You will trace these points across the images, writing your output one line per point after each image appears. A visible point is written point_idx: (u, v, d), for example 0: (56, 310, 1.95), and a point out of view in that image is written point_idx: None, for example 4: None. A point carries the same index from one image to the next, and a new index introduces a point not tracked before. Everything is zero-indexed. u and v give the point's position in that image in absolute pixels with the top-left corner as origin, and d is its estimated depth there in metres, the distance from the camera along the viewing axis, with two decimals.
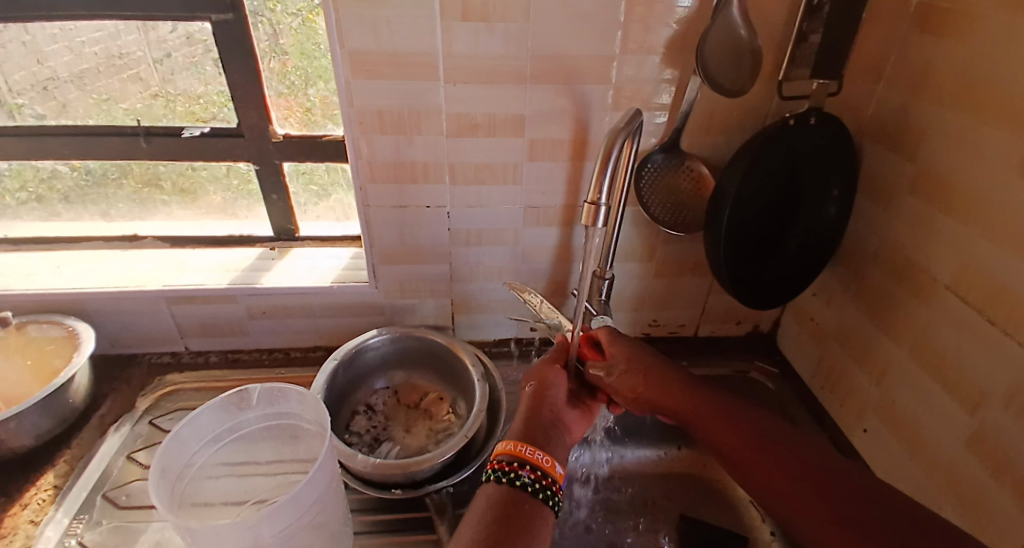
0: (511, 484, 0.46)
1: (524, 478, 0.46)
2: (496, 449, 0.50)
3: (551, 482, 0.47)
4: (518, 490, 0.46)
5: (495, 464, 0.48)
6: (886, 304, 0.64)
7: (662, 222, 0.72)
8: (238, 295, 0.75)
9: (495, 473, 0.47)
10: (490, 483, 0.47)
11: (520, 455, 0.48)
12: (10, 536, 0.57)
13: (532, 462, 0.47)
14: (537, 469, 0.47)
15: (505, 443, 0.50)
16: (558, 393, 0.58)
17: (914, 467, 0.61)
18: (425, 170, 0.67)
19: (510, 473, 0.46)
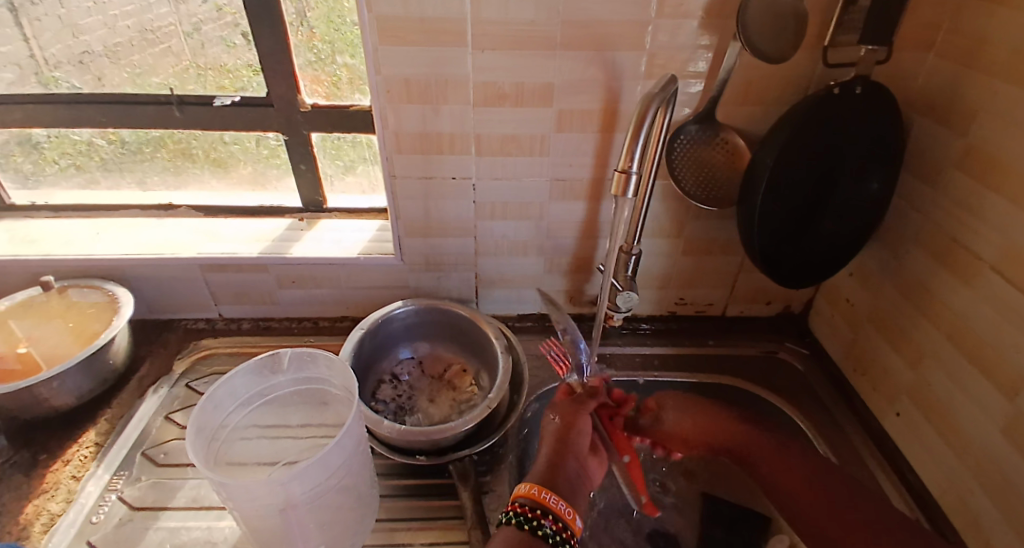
0: (533, 532, 0.46)
1: (546, 528, 0.46)
2: (518, 491, 0.50)
3: (570, 534, 0.47)
4: (539, 539, 0.46)
5: (518, 509, 0.48)
6: (925, 286, 0.61)
7: (693, 197, 0.70)
8: (269, 265, 0.77)
9: (518, 518, 0.47)
10: (511, 528, 0.47)
11: (542, 502, 0.48)
12: (53, 490, 0.61)
13: (554, 511, 0.48)
14: (559, 520, 0.48)
15: (527, 485, 0.50)
16: (582, 441, 0.58)
17: (947, 453, 0.59)
18: (452, 142, 0.66)
19: (533, 521, 0.47)
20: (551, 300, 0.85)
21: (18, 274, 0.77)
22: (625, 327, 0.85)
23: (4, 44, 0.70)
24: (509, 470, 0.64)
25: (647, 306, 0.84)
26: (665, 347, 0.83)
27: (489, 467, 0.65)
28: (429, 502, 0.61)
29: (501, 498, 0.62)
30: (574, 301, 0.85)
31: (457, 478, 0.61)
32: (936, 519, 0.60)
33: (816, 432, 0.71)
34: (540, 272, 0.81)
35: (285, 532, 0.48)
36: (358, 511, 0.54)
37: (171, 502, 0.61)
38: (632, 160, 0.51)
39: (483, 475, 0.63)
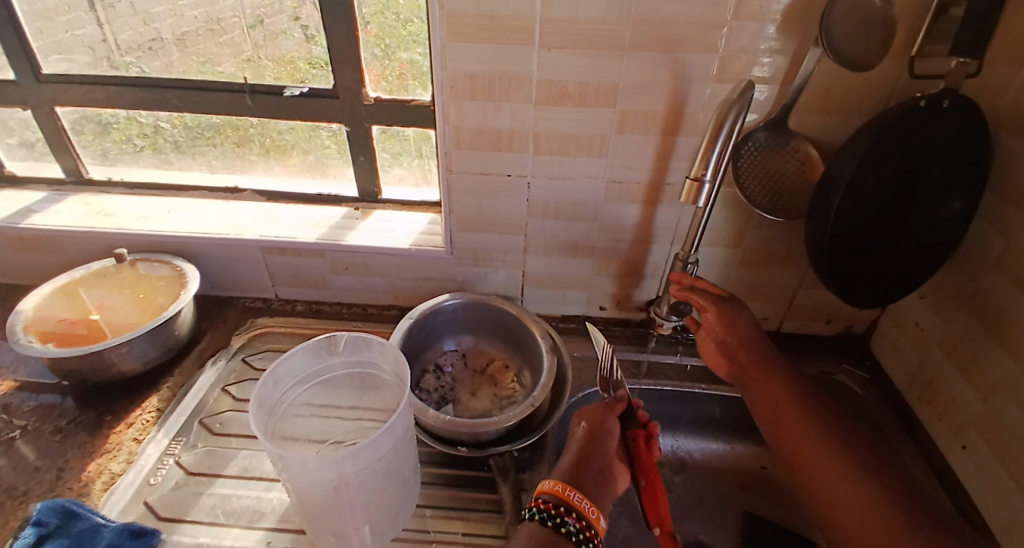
0: (556, 529, 0.46)
1: (569, 526, 0.46)
2: (541, 487, 0.50)
3: (593, 534, 0.47)
4: (562, 536, 0.45)
5: (541, 504, 0.48)
6: (1005, 312, 0.57)
7: (758, 205, 0.67)
8: (325, 250, 0.79)
9: (541, 514, 0.47)
10: (534, 524, 0.46)
11: (564, 500, 0.48)
12: (116, 450, 0.64)
13: (578, 510, 0.47)
14: (582, 518, 0.47)
15: (551, 482, 0.50)
16: (610, 441, 0.57)
17: (1020, 498, 0.55)
18: (510, 139, 0.66)
19: (557, 518, 0.46)
20: (597, 303, 0.84)
21: (94, 245, 0.83)
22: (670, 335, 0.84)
23: (80, 27, 0.76)
24: (547, 468, 0.64)
25: None
26: None
27: (528, 465, 0.64)
28: (468, 494, 0.61)
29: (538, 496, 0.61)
30: (621, 306, 0.84)
31: (497, 472, 0.63)
32: None
33: None
34: (589, 274, 0.80)
35: (335, 508, 0.50)
36: (402, 494, 0.55)
37: (224, 471, 0.63)
38: (707, 167, 0.51)
39: (522, 472, 0.63)
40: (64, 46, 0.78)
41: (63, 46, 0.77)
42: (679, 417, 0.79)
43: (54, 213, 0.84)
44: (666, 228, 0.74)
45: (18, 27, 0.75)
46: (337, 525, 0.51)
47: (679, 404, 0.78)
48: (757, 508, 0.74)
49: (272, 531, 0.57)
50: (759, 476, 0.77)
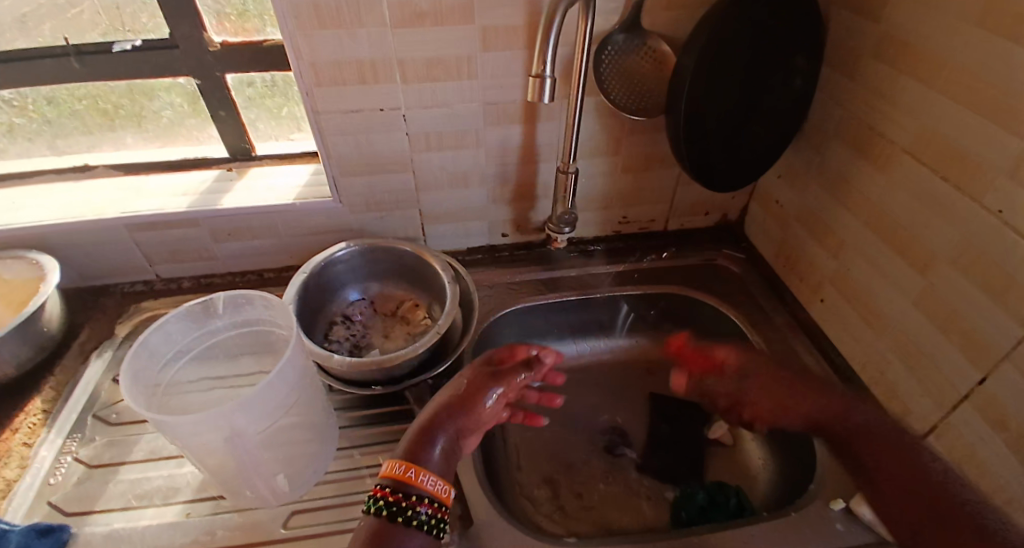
0: (407, 521, 0.44)
1: (422, 515, 0.45)
2: (384, 471, 0.47)
3: (444, 511, 0.47)
4: (412, 527, 0.44)
5: (386, 494, 0.45)
6: (845, 177, 0.64)
7: (624, 109, 0.70)
8: (200, 218, 0.74)
9: (387, 506, 0.45)
10: (377, 517, 0.44)
11: (397, 481, 0.46)
12: (6, 458, 0.59)
13: (431, 494, 0.46)
14: (434, 501, 0.46)
15: (394, 464, 0.48)
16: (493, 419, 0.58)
17: (867, 332, 0.64)
18: (374, 69, 0.63)
19: (409, 510, 0.44)
20: (498, 231, 0.85)
21: None
22: (572, 249, 0.88)
23: None
24: None
25: (592, 228, 0.87)
26: (610, 265, 0.86)
27: None
28: (391, 428, 0.63)
29: None
30: (521, 230, 0.86)
31: (413, 402, 0.65)
32: None
33: (749, 325, 0.76)
34: (484, 203, 0.80)
35: (236, 466, 0.49)
36: (310, 441, 0.56)
37: (129, 457, 0.61)
38: (545, 64, 0.55)
39: None
40: None
41: None
42: (587, 324, 0.86)
43: None
44: (549, 145, 0.75)
45: None
46: (246, 482, 0.52)
47: (586, 313, 0.85)
48: (661, 388, 0.83)
49: (190, 503, 0.56)
50: (661, 361, 0.86)
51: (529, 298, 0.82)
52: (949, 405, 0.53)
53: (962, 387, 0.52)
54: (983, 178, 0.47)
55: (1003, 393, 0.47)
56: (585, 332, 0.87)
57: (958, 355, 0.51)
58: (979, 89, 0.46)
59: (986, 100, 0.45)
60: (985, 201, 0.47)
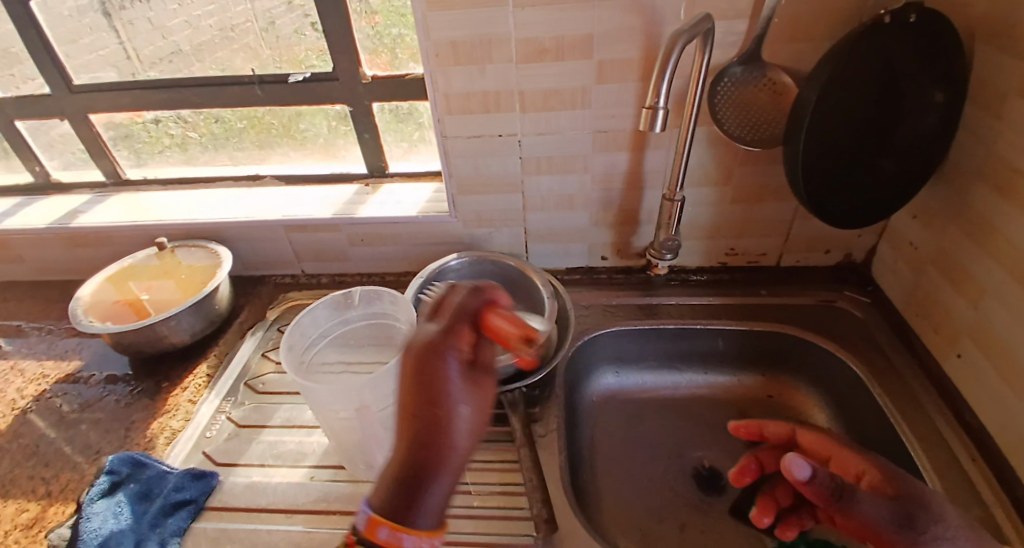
0: None
1: None
2: None
3: None
4: None
5: None
6: (988, 219, 0.58)
7: (737, 138, 0.69)
8: (341, 225, 0.86)
9: None
10: None
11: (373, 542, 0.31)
12: (175, 410, 0.73)
13: None
14: None
15: None
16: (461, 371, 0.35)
17: (1008, 393, 0.57)
18: (497, 99, 0.70)
19: None
20: (599, 254, 0.88)
21: (137, 238, 0.91)
22: (673, 277, 0.88)
23: (103, 46, 0.84)
24: (556, 404, 0.70)
25: (697, 257, 0.87)
26: (713, 296, 0.85)
27: (538, 401, 0.70)
28: (487, 428, 0.67)
29: (547, 426, 0.67)
30: (622, 254, 0.88)
31: (507, 407, 0.69)
32: (996, 459, 0.58)
33: (871, 378, 0.71)
34: (587, 225, 0.84)
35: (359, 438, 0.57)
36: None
37: (270, 422, 0.72)
38: (660, 96, 0.57)
39: (532, 407, 0.69)
40: (89, 67, 0.85)
41: (89, 66, 0.85)
42: (685, 354, 0.85)
43: (100, 211, 0.93)
44: (655, 173, 0.76)
45: (50, 50, 0.83)
46: (366, 456, 0.60)
47: (684, 343, 0.84)
48: None
49: (314, 468, 0.65)
50: (765, 404, 0.83)
51: (625, 321, 0.83)
52: None
53: None
54: None
55: None
56: (683, 361, 0.86)
57: None
58: None
59: None
60: None
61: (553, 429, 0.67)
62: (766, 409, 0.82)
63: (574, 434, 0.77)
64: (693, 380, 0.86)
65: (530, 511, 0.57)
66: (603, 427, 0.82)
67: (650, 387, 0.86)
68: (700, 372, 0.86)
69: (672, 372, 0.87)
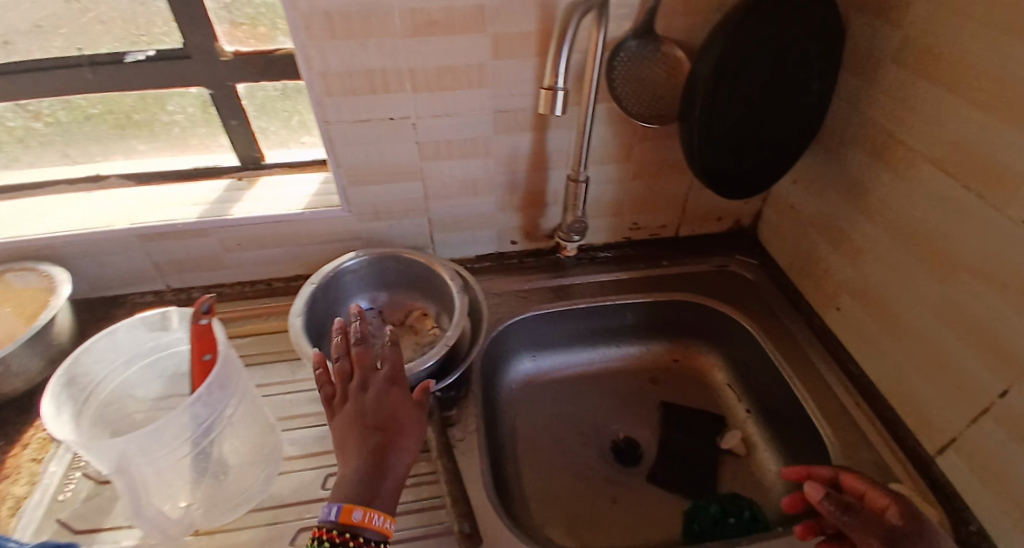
0: None
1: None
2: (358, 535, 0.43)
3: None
4: None
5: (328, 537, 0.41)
6: (863, 184, 0.63)
7: (637, 115, 0.69)
8: (211, 229, 0.74)
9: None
10: None
11: (351, 525, 0.41)
12: (14, 475, 0.59)
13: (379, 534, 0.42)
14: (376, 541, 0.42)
15: None
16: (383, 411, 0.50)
17: (884, 340, 0.63)
18: (385, 79, 0.63)
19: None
20: (508, 239, 0.85)
21: None
22: (582, 256, 0.88)
23: None
24: (475, 402, 0.67)
25: (603, 235, 0.87)
26: (621, 272, 0.86)
27: (455, 402, 0.67)
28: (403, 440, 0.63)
29: (466, 428, 0.64)
30: (531, 237, 0.85)
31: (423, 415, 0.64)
32: (877, 401, 0.65)
33: (765, 335, 0.76)
34: (494, 211, 0.80)
35: (166, 463, 0.52)
36: (239, 464, 0.59)
37: None
38: (558, 75, 0.54)
39: (449, 410, 0.66)
40: None
41: None
42: (598, 332, 0.86)
43: None
44: (559, 152, 0.74)
45: None
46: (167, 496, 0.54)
47: (596, 321, 0.84)
48: (669, 395, 0.83)
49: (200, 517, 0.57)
50: (673, 369, 0.86)
51: (539, 306, 0.81)
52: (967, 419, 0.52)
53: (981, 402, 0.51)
54: (1008, 190, 0.46)
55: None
56: (597, 339, 0.86)
57: (978, 365, 0.50)
58: (1001, 96, 0.45)
59: (1000, 106, 0.45)
60: (1013, 213, 0.46)
61: (472, 431, 0.64)
62: (676, 376, 0.85)
63: (494, 428, 0.74)
64: (607, 354, 0.87)
65: (452, 526, 0.54)
66: (523, 416, 0.80)
67: (566, 367, 0.86)
68: (613, 346, 0.87)
69: (587, 350, 0.87)
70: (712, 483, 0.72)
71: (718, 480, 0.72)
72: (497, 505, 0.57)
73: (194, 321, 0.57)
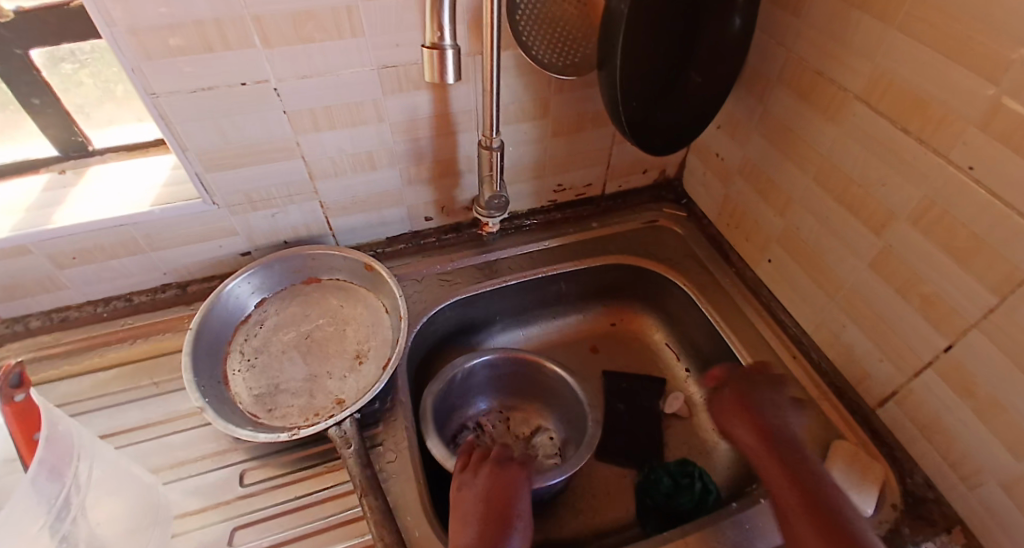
0: None
1: None
2: None
3: None
4: None
5: None
6: (791, 127, 0.58)
7: (548, 67, 0.59)
8: (31, 245, 0.57)
9: None
10: None
11: None
12: None
13: None
14: None
15: None
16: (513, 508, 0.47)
17: (818, 291, 0.61)
18: (223, 34, 0.48)
19: None
20: (421, 215, 0.74)
21: None
22: (507, 226, 0.79)
23: None
24: (398, 413, 0.59)
25: (526, 201, 0.78)
26: (549, 240, 0.79)
27: (380, 417, 0.59)
28: (333, 469, 0.56)
29: (396, 445, 0.57)
30: (446, 211, 0.75)
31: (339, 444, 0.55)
32: (812, 354, 0.63)
33: (700, 293, 0.72)
34: (397, 186, 0.69)
35: None
36: (127, 532, 0.47)
37: None
38: (443, 29, 0.46)
39: (372, 429, 0.58)
40: None
41: None
42: (530, 306, 0.79)
43: None
44: (466, 112, 0.64)
45: None
46: None
47: (528, 296, 0.77)
48: (609, 362, 0.79)
49: None
50: (610, 334, 0.82)
51: (464, 289, 0.72)
52: (908, 369, 0.51)
53: (920, 353, 0.49)
54: (948, 131, 0.42)
55: (968, 360, 0.45)
56: (530, 314, 0.80)
57: (919, 319, 0.49)
58: (940, 24, 0.40)
59: (939, 38, 0.40)
60: (954, 157, 0.42)
61: (403, 448, 0.56)
62: (615, 342, 0.81)
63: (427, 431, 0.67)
64: (542, 327, 0.81)
65: None
66: None
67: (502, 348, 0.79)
68: (548, 318, 0.81)
69: (521, 327, 0.80)
70: (661, 451, 0.69)
71: (666, 448, 0.70)
72: (440, 536, 0.50)
73: (2, 402, 0.42)
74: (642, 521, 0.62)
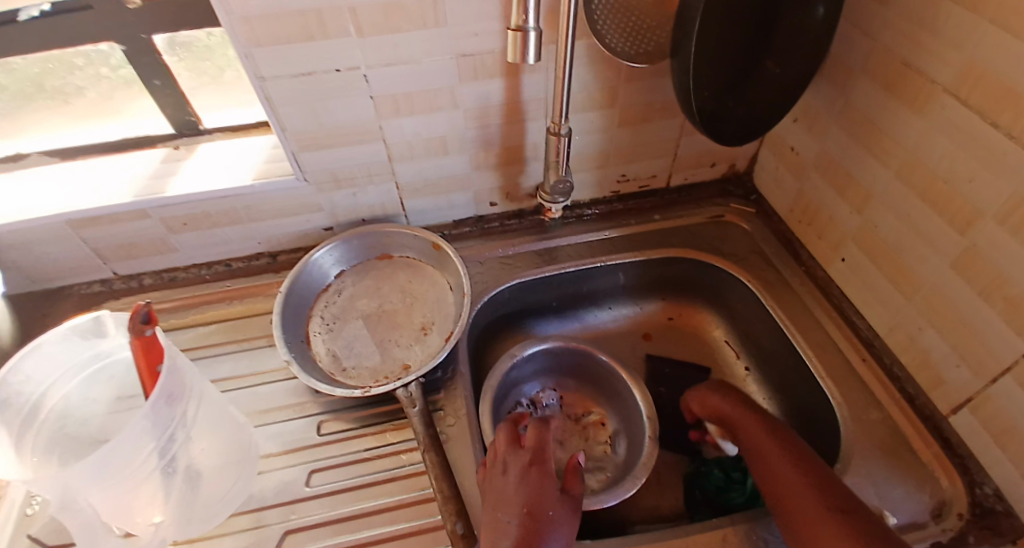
0: None
1: None
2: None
3: None
4: None
5: None
6: (874, 121, 0.56)
7: (620, 55, 0.60)
8: (148, 209, 0.65)
9: None
10: None
11: None
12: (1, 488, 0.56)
13: None
14: None
15: None
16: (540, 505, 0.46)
17: (894, 293, 0.58)
18: (321, 23, 0.53)
19: None
20: (487, 200, 0.77)
21: None
22: (569, 214, 0.81)
23: None
24: (460, 384, 0.62)
25: (590, 190, 0.80)
26: (611, 230, 0.79)
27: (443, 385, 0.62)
28: (399, 428, 0.60)
29: (456, 413, 0.60)
30: (510, 197, 0.78)
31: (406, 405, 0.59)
32: (884, 358, 0.61)
33: (764, 289, 0.71)
34: (467, 171, 0.72)
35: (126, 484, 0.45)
36: (217, 466, 0.53)
37: None
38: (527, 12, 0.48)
39: (435, 395, 0.61)
40: None
41: None
42: (590, 295, 0.80)
43: None
44: (536, 100, 0.66)
45: None
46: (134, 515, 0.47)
47: (588, 284, 0.79)
48: (666, 354, 0.79)
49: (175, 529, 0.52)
50: (667, 327, 0.82)
51: (525, 272, 0.75)
52: (988, 378, 0.49)
53: (1002, 361, 0.47)
54: None
55: None
56: (589, 302, 0.81)
57: (1003, 324, 0.46)
58: None
59: None
60: None
61: (463, 416, 0.60)
62: (672, 334, 0.81)
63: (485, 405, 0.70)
64: (600, 316, 0.82)
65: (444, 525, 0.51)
66: None
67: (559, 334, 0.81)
68: (607, 308, 0.82)
69: (578, 314, 0.82)
70: None
71: None
72: None
73: (133, 335, 0.48)
74: (690, 511, 0.63)
